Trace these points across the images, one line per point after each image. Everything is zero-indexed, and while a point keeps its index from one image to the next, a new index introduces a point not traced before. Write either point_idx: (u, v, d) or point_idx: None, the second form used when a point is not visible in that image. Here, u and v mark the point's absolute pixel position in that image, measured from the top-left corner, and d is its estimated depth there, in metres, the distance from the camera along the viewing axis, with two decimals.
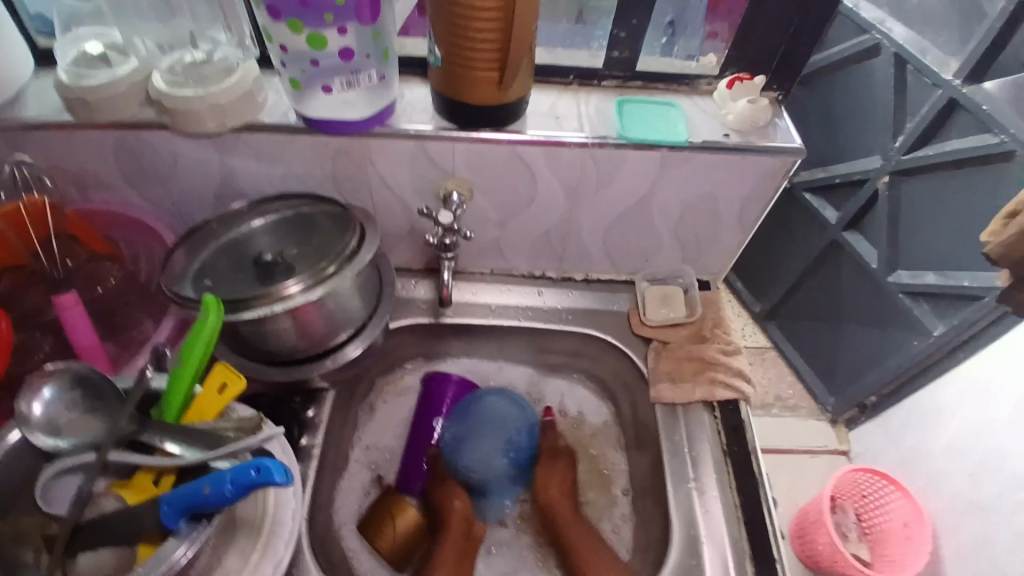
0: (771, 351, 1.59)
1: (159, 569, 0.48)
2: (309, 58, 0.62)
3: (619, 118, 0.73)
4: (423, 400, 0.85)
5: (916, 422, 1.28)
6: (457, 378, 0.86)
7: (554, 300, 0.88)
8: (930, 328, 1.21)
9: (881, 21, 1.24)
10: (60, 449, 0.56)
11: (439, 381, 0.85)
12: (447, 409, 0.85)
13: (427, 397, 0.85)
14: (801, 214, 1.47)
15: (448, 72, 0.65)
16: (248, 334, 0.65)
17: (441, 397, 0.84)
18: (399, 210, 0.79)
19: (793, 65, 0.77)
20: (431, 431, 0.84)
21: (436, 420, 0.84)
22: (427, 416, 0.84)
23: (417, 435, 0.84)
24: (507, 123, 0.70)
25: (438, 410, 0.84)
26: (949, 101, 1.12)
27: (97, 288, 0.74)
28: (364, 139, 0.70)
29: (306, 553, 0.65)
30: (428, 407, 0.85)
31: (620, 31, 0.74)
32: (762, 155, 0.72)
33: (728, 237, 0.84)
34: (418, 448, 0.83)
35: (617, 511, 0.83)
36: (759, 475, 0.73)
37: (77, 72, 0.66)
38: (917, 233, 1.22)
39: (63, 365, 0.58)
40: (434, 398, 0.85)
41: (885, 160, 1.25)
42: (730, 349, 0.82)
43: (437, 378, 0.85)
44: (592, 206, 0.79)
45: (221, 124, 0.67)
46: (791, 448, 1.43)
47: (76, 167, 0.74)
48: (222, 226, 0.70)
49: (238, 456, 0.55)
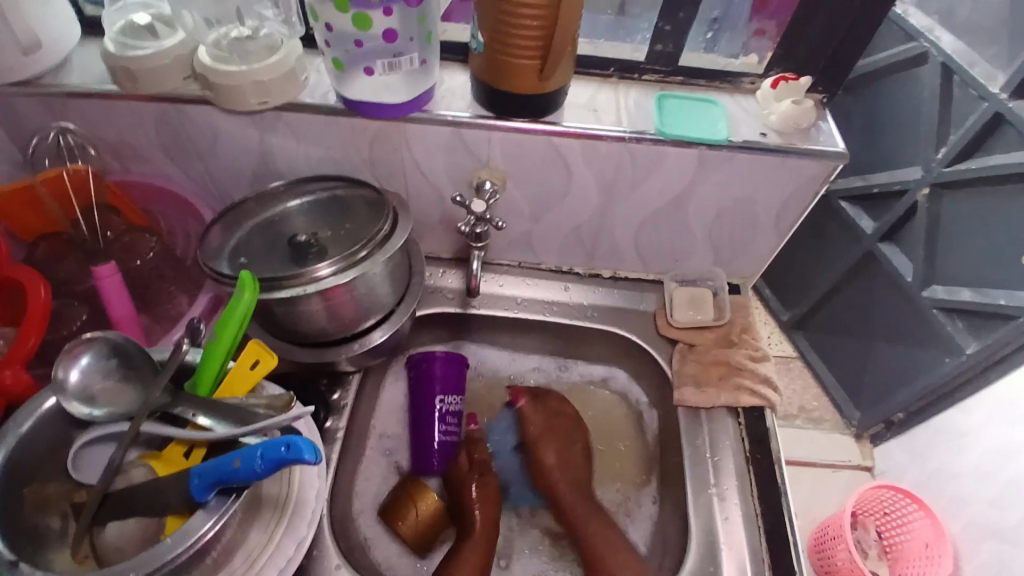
0: (797, 361, 1.56)
1: (186, 541, 0.48)
2: (353, 40, 0.62)
3: (659, 114, 0.72)
4: (415, 383, 0.81)
5: (944, 442, 1.24)
6: (442, 353, 0.80)
7: (580, 297, 0.87)
8: (962, 347, 1.18)
9: (930, 29, 1.21)
10: (95, 417, 0.57)
11: (425, 360, 0.80)
12: (441, 384, 0.80)
13: (418, 378, 0.81)
14: (835, 223, 1.43)
15: (488, 58, 0.64)
16: (280, 314, 0.65)
17: (430, 375, 0.79)
18: (432, 197, 0.79)
19: (843, 66, 0.75)
20: (432, 408, 0.79)
21: (435, 399, 0.79)
22: (424, 397, 0.80)
23: (419, 416, 0.80)
24: (545, 114, 0.69)
25: (432, 387, 0.79)
26: (994, 115, 1.09)
27: (135, 261, 0.74)
28: (401, 124, 0.70)
29: (324, 535, 0.65)
30: (423, 386, 0.80)
31: (666, 24, 0.73)
32: (804, 158, 0.70)
33: (763, 241, 0.82)
34: (426, 427, 0.79)
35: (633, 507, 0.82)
36: (783, 484, 0.72)
37: (123, 42, 0.66)
38: (956, 248, 1.18)
39: (101, 334, 0.57)
40: (426, 376, 0.80)
41: (927, 172, 1.21)
42: (758, 355, 0.80)
43: (422, 358, 0.81)
44: (624, 202, 0.77)
45: (263, 101, 0.67)
46: (812, 461, 1.40)
47: (117, 138, 0.75)
48: (258, 205, 0.70)
49: (268, 432, 0.55)
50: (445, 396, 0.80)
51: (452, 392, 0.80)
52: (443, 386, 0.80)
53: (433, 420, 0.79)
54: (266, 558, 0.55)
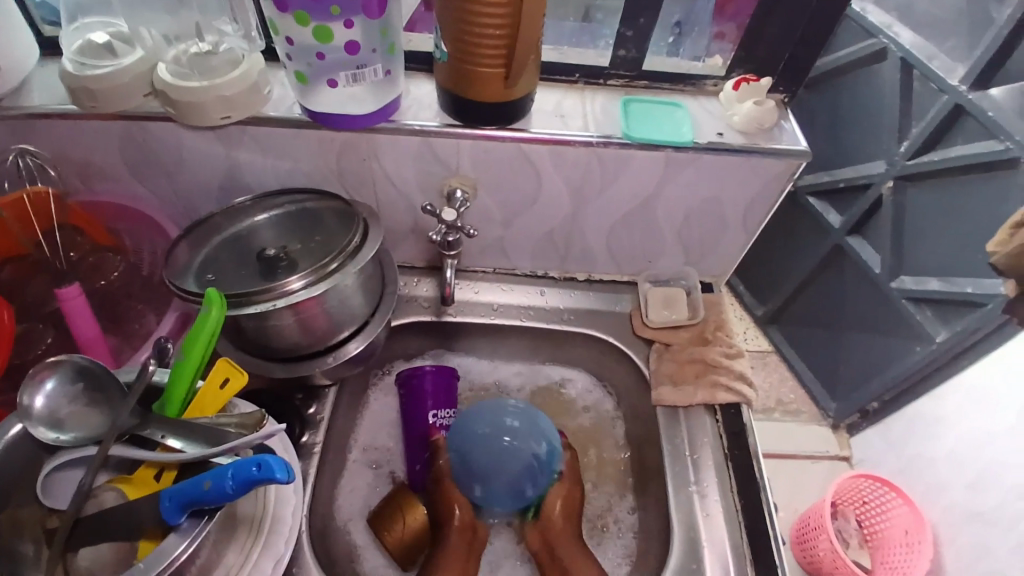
0: (773, 355, 1.58)
1: (160, 565, 0.48)
2: (316, 51, 0.62)
3: (625, 118, 0.73)
4: (406, 400, 0.81)
5: (918, 427, 1.27)
6: (432, 367, 0.81)
7: (556, 300, 0.88)
8: (932, 335, 1.21)
9: (889, 26, 1.24)
10: (62, 442, 0.55)
11: (415, 377, 0.80)
12: (434, 400, 0.80)
13: (408, 395, 0.81)
14: (804, 218, 1.46)
15: (454, 68, 0.64)
16: (250, 330, 0.64)
17: (421, 392, 0.80)
18: (403, 206, 0.79)
19: (802, 67, 0.77)
20: (427, 424, 0.80)
21: (428, 415, 0.80)
22: (416, 413, 0.80)
23: (411, 433, 0.80)
24: (512, 122, 0.70)
25: (425, 403, 0.80)
26: (954, 107, 1.12)
27: (100, 280, 0.74)
28: (368, 135, 0.70)
29: (304, 550, 0.64)
30: (414, 403, 0.80)
31: (628, 30, 0.74)
32: (767, 157, 0.72)
33: (733, 239, 0.83)
34: (418, 443, 0.80)
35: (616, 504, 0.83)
36: (760, 478, 0.73)
37: (81, 61, 0.65)
38: (922, 239, 1.22)
39: (66, 357, 0.56)
40: (417, 393, 0.80)
41: (891, 165, 1.25)
42: (732, 352, 0.81)
43: (410, 375, 0.81)
44: (596, 205, 0.78)
45: (227, 116, 0.66)
46: (792, 453, 1.42)
47: (81, 158, 0.74)
48: (226, 219, 0.69)
49: (239, 452, 0.55)
50: (438, 411, 0.81)
51: (445, 406, 0.81)
52: (435, 401, 0.80)
53: (426, 437, 0.80)
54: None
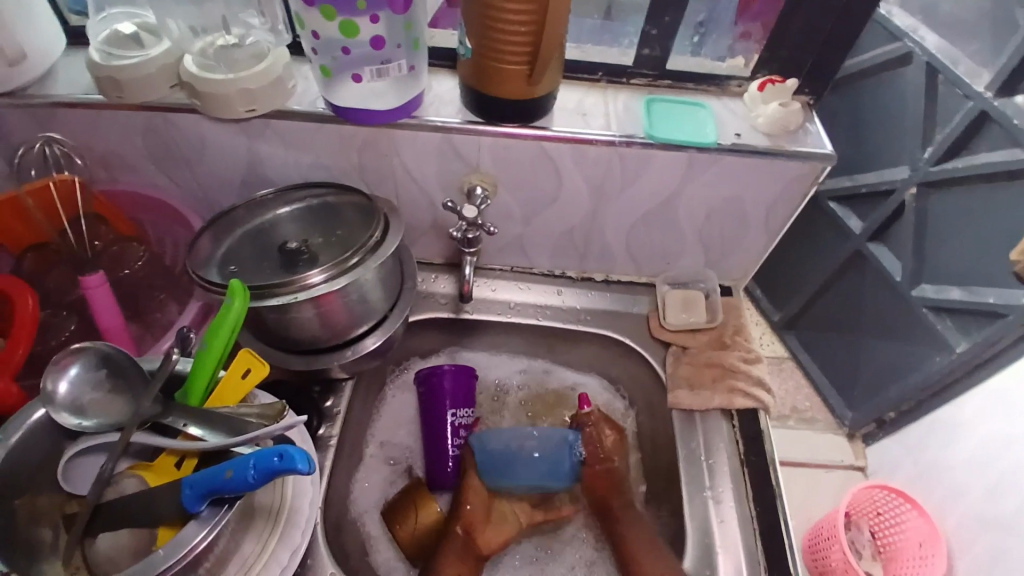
0: (789, 362, 1.56)
1: (179, 552, 0.48)
2: (341, 46, 0.63)
3: (647, 117, 0.72)
4: (426, 399, 0.81)
5: (936, 438, 1.25)
6: (451, 367, 0.80)
7: (573, 300, 0.88)
8: (952, 344, 1.19)
9: (914, 29, 1.22)
10: (85, 428, 0.56)
11: (435, 376, 0.80)
12: (452, 398, 0.80)
13: (427, 394, 0.81)
14: (824, 222, 1.45)
15: (477, 64, 0.64)
16: (271, 322, 0.65)
17: (440, 390, 0.79)
18: (423, 203, 0.79)
19: (828, 68, 0.76)
20: (444, 423, 0.79)
21: (446, 414, 0.79)
22: (435, 412, 0.80)
23: (430, 431, 0.80)
24: (534, 120, 0.69)
25: (443, 402, 0.80)
26: (979, 113, 1.10)
27: (122, 271, 0.75)
28: (390, 131, 0.70)
29: (318, 543, 0.65)
30: (433, 401, 0.80)
31: (653, 28, 0.73)
32: (791, 160, 0.71)
33: (753, 242, 0.82)
34: (436, 442, 0.80)
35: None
36: (777, 484, 0.72)
37: (108, 51, 0.66)
38: (943, 248, 1.20)
39: (90, 344, 0.56)
40: (436, 392, 0.80)
41: (913, 171, 1.23)
42: (750, 357, 0.81)
43: (430, 374, 0.80)
44: (616, 206, 0.78)
45: (251, 109, 0.67)
46: (806, 461, 1.41)
47: (105, 149, 0.75)
48: (249, 213, 0.70)
49: (260, 442, 0.55)
50: (456, 410, 0.80)
51: (463, 406, 0.81)
52: (454, 399, 0.80)
53: (443, 435, 0.79)
54: (260, 567, 0.55)
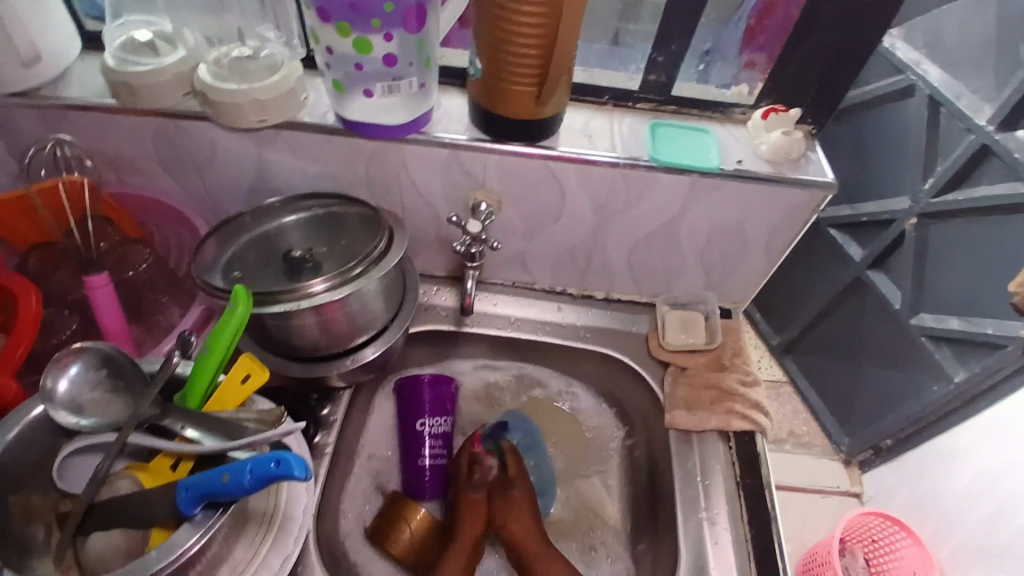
0: (786, 386, 1.56)
1: (170, 556, 0.48)
2: (354, 62, 0.64)
3: (652, 140, 0.74)
4: (402, 407, 0.81)
5: (932, 468, 1.24)
6: (427, 377, 0.81)
7: (572, 317, 0.88)
8: (951, 374, 1.19)
9: (918, 62, 1.24)
10: (82, 428, 0.56)
11: (410, 385, 0.81)
12: (428, 407, 0.80)
13: (404, 403, 0.81)
14: (825, 249, 1.46)
15: (487, 83, 0.66)
16: (272, 328, 0.65)
17: (416, 398, 0.80)
18: (428, 215, 0.80)
19: (830, 99, 0.77)
20: (416, 433, 0.80)
21: (419, 424, 0.80)
22: (410, 420, 0.80)
23: (405, 440, 0.81)
24: (540, 138, 0.71)
25: (419, 411, 0.80)
26: (981, 147, 1.12)
27: (128, 271, 0.74)
28: (399, 144, 0.71)
29: (310, 551, 0.65)
30: (409, 410, 0.80)
31: (659, 55, 0.75)
32: (793, 187, 0.72)
33: (753, 267, 0.83)
34: (412, 452, 0.80)
35: (610, 505, 0.85)
36: (772, 509, 0.72)
37: (123, 57, 0.68)
38: (943, 277, 1.20)
39: (92, 344, 0.57)
40: (412, 402, 0.80)
41: (914, 202, 1.24)
42: (749, 380, 0.81)
43: (408, 383, 0.81)
44: (618, 225, 0.79)
45: (263, 119, 0.68)
46: (801, 486, 1.40)
47: (115, 151, 0.76)
48: (255, 220, 0.71)
49: (257, 447, 0.55)
50: (430, 420, 0.80)
51: (436, 415, 0.80)
52: (430, 409, 0.80)
53: (418, 445, 0.80)
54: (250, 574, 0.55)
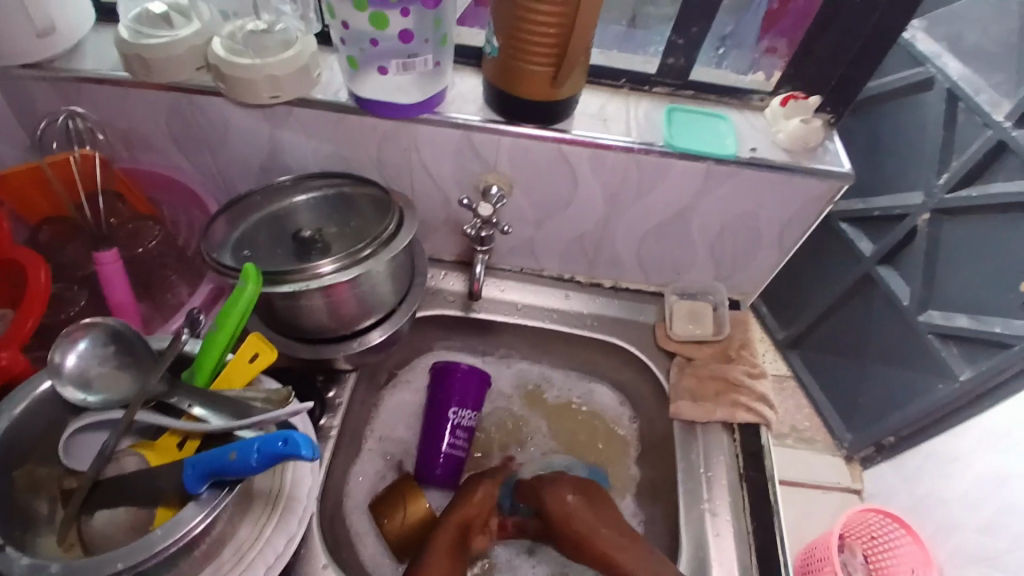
0: (791, 381, 1.55)
1: (176, 533, 0.48)
2: (370, 38, 0.63)
3: (666, 126, 0.72)
4: (433, 391, 0.81)
5: (935, 465, 1.24)
6: (464, 367, 0.81)
7: (581, 305, 0.87)
8: (956, 372, 1.18)
9: (937, 55, 1.22)
10: (90, 404, 0.56)
11: (446, 371, 0.80)
12: (457, 397, 0.80)
13: (436, 387, 0.81)
14: (835, 243, 1.44)
15: (503, 62, 0.64)
16: (280, 308, 0.65)
17: (449, 386, 0.80)
18: (439, 199, 0.79)
19: (851, 89, 0.75)
20: (443, 420, 0.79)
21: (448, 413, 0.79)
22: (438, 407, 0.80)
23: (429, 428, 0.80)
24: (554, 122, 0.69)
25: (448, 398, 0.80)
26: (997, 143, 1.10)
27: (138, 248, 0.74)
28: (412, 126, 0.70)
29: (312, 532, 0.64)
30: (438, 396, 0.80)
31: (679, 38, 0.73)
32: (808, 177, 0.71)
33: (766, 258, 0.82)
34: (433, 437, 0.79)
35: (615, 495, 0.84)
36: (775, 503, 0.71)
37: (137, 30, 0.66)
38: (955, 274, 1.19)
39: (101, 320, 0.57)
40: (443, 388, 0.80)
41: (928, 198, 1.22)
42: (755, 372, 0.80)
43: (444, 368, 0.80)
44: (630, 213, 0.78)
45: (275, 96, 0.67)
46: (802, 480, 1.40)
47: (129, 126, 0.75)
48: (266, 198, 0.69)
49: (263, 427, 0.55)
50: (458, 410, 0.80)
51: (467, 406, 0.80)
52: (458, 399, 0.80)
53: (441, 431, 0.79)
54: (254, 553, 0.55)
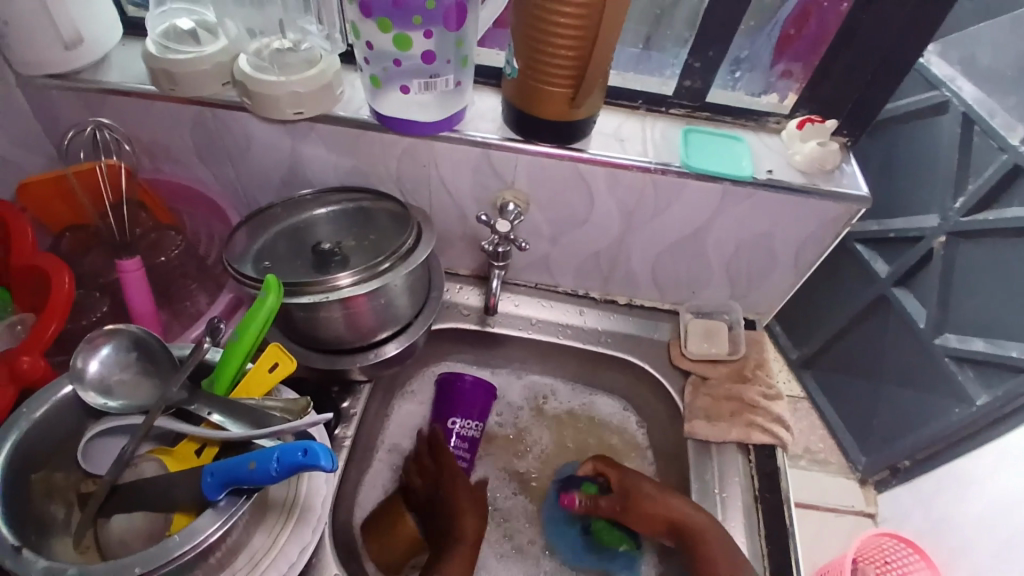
0: (805, 402, 1.54)
1: (192, 541, 0.48)
2: (393, 58, 0.64)
3: (683, 146, 0.73)
4: (438, 400, 0.83)
5: (950, 490, 1.22)
6: (471, 378, 0.81)
7: (594, 321, 0.88)
8: (973, 397, 1.17)
9: (952, 78, 1.22)
10: (109, 409, 0.57)
11: (452, 381, 0.81)
12: (460, 408, 0.81)
13: (444, 397, 0.82)
14: (851, 264, 1.43)
15: (522, 84, 0.66)
16: (299, 319, 0.66)
17: (456, 397, 0.81)
18: (456, 215, 0.80)
19: (867, 112, 0.76)
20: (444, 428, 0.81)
21: (448, 421, 0.81)
22: (441, 415, 0.82)
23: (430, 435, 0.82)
24: (570, 142, 0.70)
25: (451, 408, 0.81)
26: (1013, 166, 1.10)
27: (159, 258, 0.76)
28: (430, 142, 0.72)
29: (325, 543, 0.65)
30: (445, 406, 0.82)
31: (696, 61, 0.74)
32: (825, 200, 0.71)
33: (781, 278, 0.82)
34: None
35: None
36: (789, 525, 0.71)
37: (164, 44, 0.68)
38: (971, 297, 1.18)
39: (123, 327, 0.58)
40: (450, 398, 0.81)
41: (944, 220, 1.22)
42: (771, 393, 0.80)
43: (451, 379, 0.82)
44: (645, 230, 0.78)
45: (298, 112, 0.68)
46: (815, 503, 1.39)
47: (152, 139, 0.77)
48: (286, 212, 0.72)
49: (281, 436, 0.56)
50: (458, 420, 0.81)
51: (468, 418, 0.81)
52: (460, 410, 0.81)
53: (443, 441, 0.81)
54: (267, 562, 0.55)
